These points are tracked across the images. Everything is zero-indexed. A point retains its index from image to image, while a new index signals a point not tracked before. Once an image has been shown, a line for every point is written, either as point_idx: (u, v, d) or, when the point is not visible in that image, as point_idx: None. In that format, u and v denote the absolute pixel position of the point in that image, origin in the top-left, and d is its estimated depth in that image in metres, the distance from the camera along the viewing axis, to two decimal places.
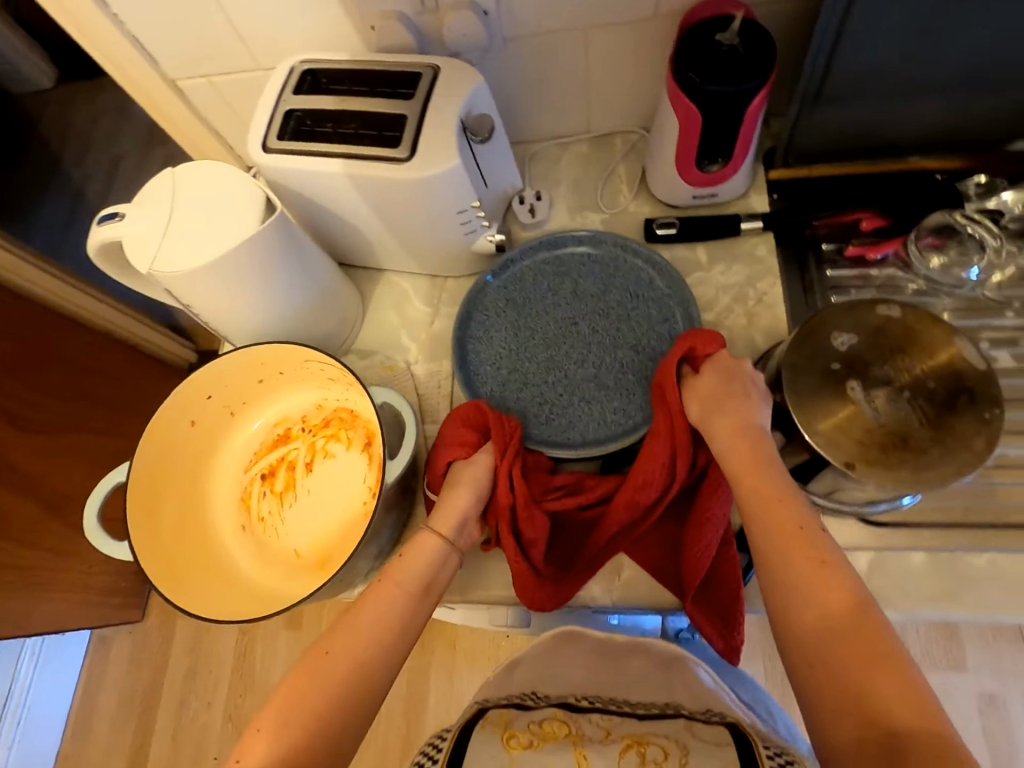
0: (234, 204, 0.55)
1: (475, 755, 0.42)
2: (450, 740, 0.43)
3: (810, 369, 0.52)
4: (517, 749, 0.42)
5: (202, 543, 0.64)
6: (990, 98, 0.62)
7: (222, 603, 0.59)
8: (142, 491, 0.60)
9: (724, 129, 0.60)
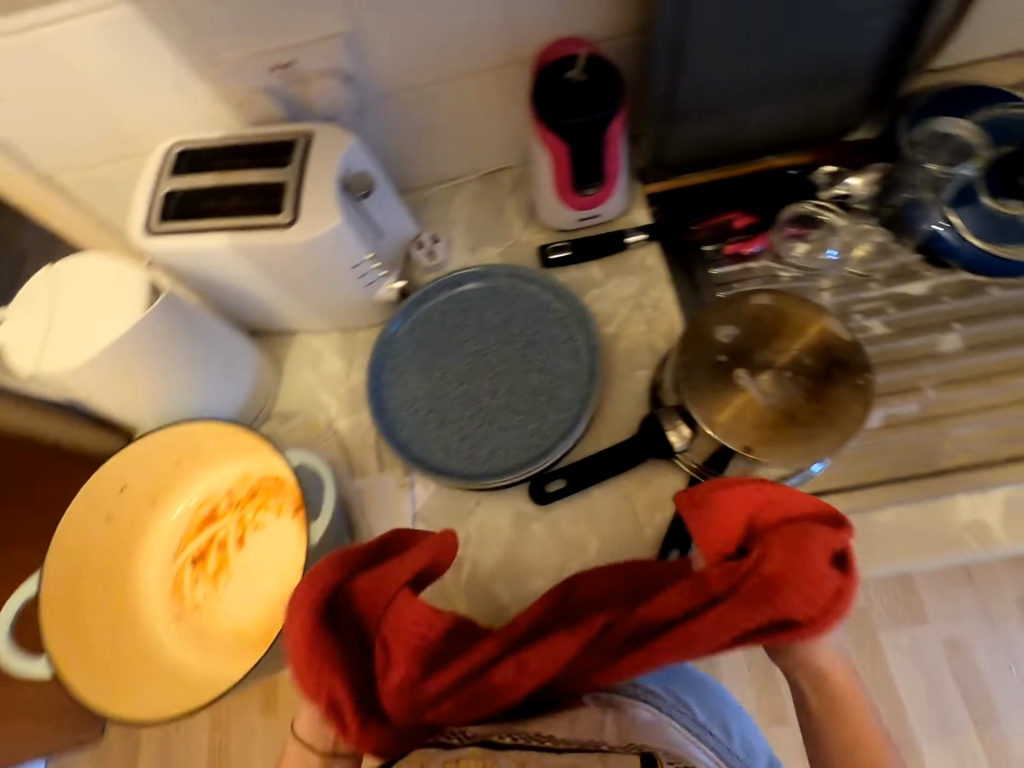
0: (120, 294, 0.55)
1: None
2: None
3: (702, 365, 0.55)
4: None
5: (135, 642, 0.61)
6: (820, 97, 0.68)
7: (159, 703, 0.57)
8: (59, 601, 0.57)
9: (590, 156, 0.65)
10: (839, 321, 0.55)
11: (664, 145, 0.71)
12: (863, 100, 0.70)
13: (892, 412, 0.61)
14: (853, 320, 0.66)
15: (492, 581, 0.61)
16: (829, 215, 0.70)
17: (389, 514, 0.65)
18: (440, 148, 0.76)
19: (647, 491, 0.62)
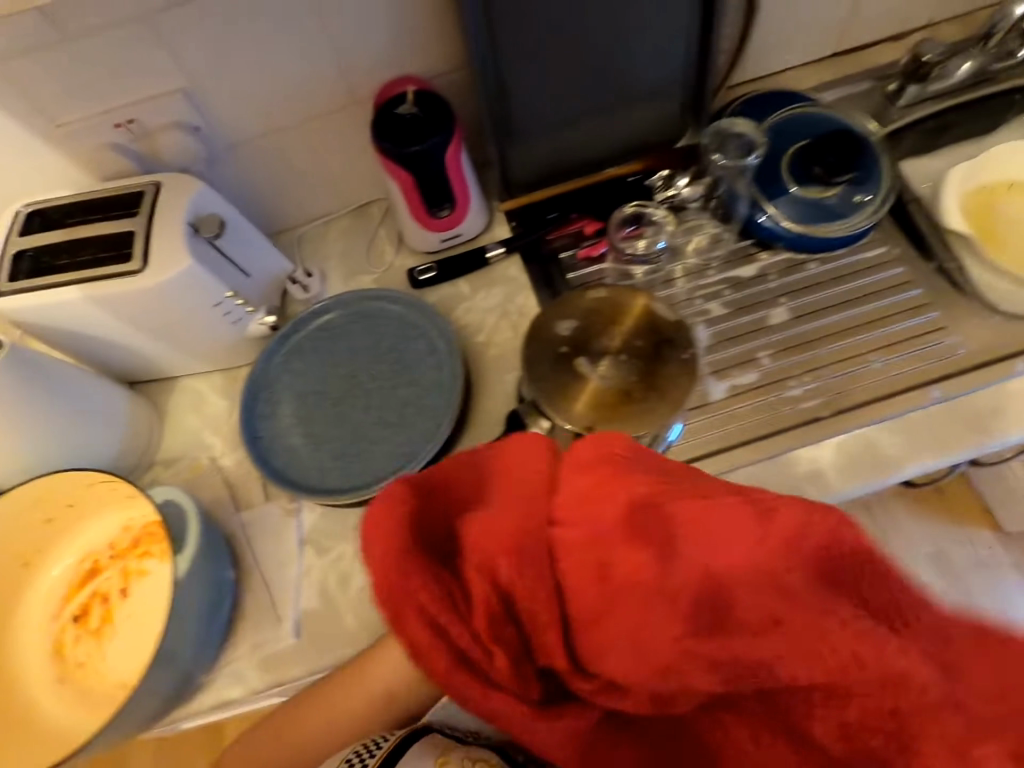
0: None
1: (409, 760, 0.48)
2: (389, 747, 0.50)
3: (545, 360, 0.59)
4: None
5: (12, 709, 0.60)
6: (641, 111, 0.76)
7: None
8: None
9: (435, 180, 0.69)
10: (666, 303, 0.60)
11: (510, 166, 0.77)
12: (682, 109, 0.77)
13: (735, 383, 0.67)
14: (696, 304, 0.72)
15: None
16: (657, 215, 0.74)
17: (275, 543, 0.65)
18: (305, 187, 0.79)
19: None
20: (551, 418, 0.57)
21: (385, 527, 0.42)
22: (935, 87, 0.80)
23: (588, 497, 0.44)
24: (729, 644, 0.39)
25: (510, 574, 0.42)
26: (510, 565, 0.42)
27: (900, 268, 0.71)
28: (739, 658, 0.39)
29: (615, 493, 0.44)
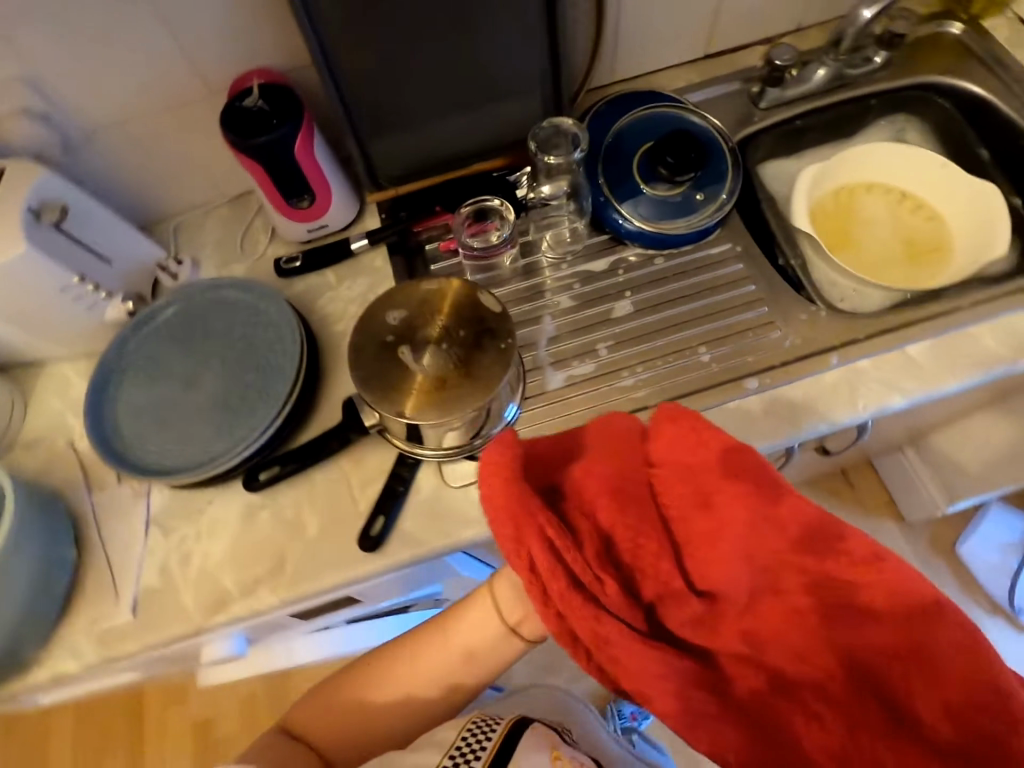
0: None
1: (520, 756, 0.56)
2: (496, 739, 0.57)
3: (370, 347, 0.61)
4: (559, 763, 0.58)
5: None
6: (500, 107, 0.78)
7: None
8: None
9: (287, 171, 0.71)
10: (493, 294, 0.63)
11: (374, 158, 0.79)
12: (542, 107, 0.80)
13: (572, 372, 0.70)
14: (546, 297, 0.76)
15: (218, 572, 0.65)
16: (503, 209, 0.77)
17: (121, 524, 0.67)
18: (176, 176, 0.81)
19: (361, 468, 0.68)
20: (370, 402, 0.60)
21: (491, 473, 0.49)
22: (792, 90, 0.84)
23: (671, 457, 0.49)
24: (846, 571, 0.43)
25: (609, 521, 0.47)
26: (624, 498, 0.48)
27: (740, 264, 0.75)
28: (827, 579, 0.44)
29: (682, 455, 0.49)
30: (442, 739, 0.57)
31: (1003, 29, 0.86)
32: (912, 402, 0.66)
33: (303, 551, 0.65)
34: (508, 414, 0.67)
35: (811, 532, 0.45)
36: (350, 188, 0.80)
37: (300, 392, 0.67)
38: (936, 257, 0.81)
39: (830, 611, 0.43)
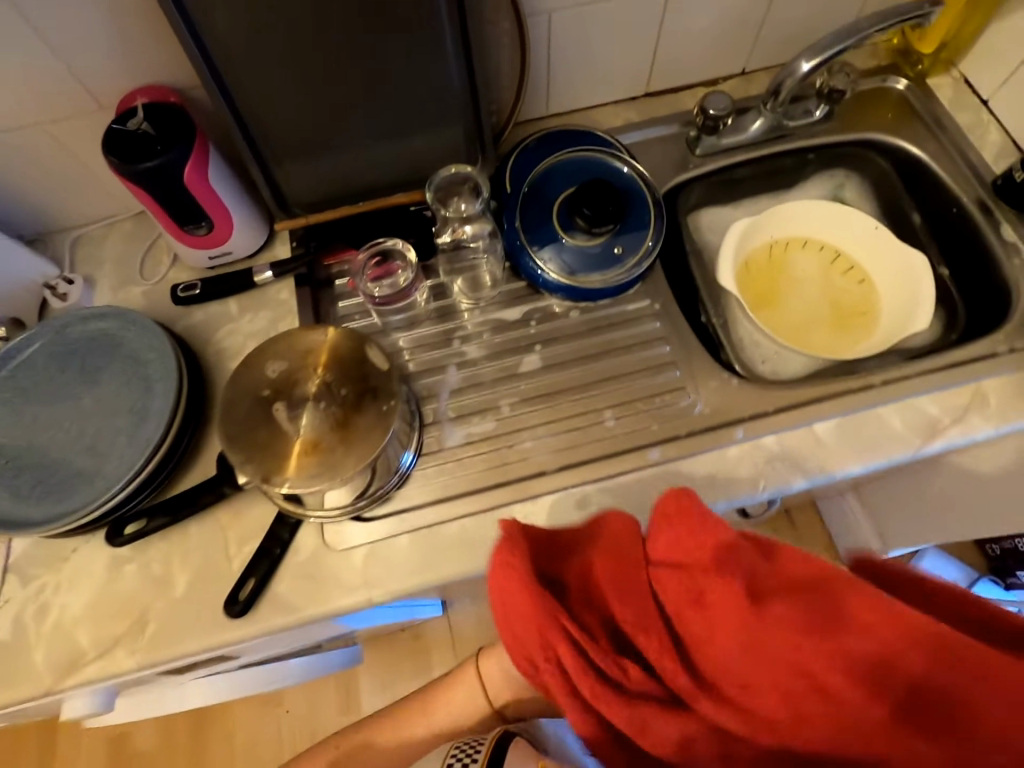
0: None
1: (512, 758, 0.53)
2: (486, 745, 0.54)
3: (243, 402, 0.57)
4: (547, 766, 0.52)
5: None
6: (419, 139, 0.74)
7: None
8: None
9: (177, 197, 0.66)
10: (383, 350, 0.60)
11: (283, 186, 0.74)
12: (464, 141, 0.75)
13: (472, 429, 0.68)
14: (454, 345, 0.73)
15: (76, 629, 0.61)
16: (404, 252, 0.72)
17: None
18: (70, 192, 0.75)
19: (239, 522, 0.64)
20: (233, 461, 0.56)
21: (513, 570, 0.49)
22: (728, 139, 0.81)
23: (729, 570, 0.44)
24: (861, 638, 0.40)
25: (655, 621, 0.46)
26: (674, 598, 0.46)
27: (655, 323, 0.72)
28: (880, 661, 0.40)
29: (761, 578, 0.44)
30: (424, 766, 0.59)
31: (945, 89, 0.84)
32: (813, 484, 0.64)
33: (167, 610, 0.61)
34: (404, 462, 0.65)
35: (877, 670, 0.40)
36: (256, 215, 0.75)
37: (175, 440, 0.63)
38: (861, 323, 0.79)
39: (928, 732, 0.38)
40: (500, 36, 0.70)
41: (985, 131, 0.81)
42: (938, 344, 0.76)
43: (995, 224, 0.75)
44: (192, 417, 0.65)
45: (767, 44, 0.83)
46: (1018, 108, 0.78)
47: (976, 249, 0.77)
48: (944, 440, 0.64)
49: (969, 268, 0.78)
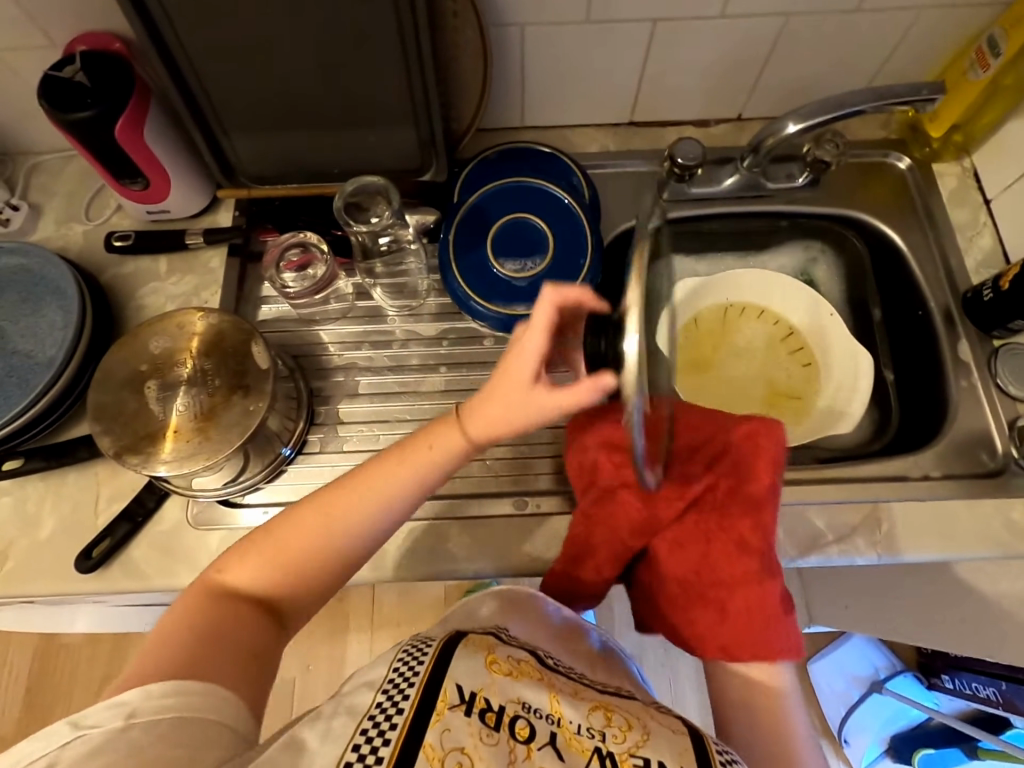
0: None
1: (458, 669, 0.44)
2: (427, 665, 0.44)
3: (118, 372, 0.59)
4: (498, 672, 0.45)
5: None
6: (369, 133, 0.72)
7: None
8: None
9: (107, 150, 0.65)
10: (266, 348, 0.61)
11: (230, 154, 0.73)
12: (416, 143, 0.73)
13: (354, 435, 0.68)
14: (364, 349, 0.73)
15: None
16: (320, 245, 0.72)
17: None
18: (23, 122, 0.76)
19: (113, 479, 0.66)
20: (94, 431, 0.57)
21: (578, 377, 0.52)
22: (699, 188, 0.77)
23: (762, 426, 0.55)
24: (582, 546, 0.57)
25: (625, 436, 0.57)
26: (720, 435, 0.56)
27: None
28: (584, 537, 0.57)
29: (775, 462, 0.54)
30: (371, 679, 0.44)
31: (950, 178, 0.77)
32: None
33: (28, 549, 0.64)
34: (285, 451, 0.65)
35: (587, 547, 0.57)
36: (199, 177, 0.75)
37: (60, 395, 0.64)
38: (792, 408, 0.76)
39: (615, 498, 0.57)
40: (463, 44, 0.67)
41: (976, 234, 0.74)
42: (863, 449, 0.74)
43: (952, 339, 0.71)
44: (87, 369, 0.66)
45: (766, 94, 0.77)
46: (1015, 218, 0.71)
47: (927, 360, 0.73)
48: (820, 556, 0.62)
49: (916, 377, 0.74)
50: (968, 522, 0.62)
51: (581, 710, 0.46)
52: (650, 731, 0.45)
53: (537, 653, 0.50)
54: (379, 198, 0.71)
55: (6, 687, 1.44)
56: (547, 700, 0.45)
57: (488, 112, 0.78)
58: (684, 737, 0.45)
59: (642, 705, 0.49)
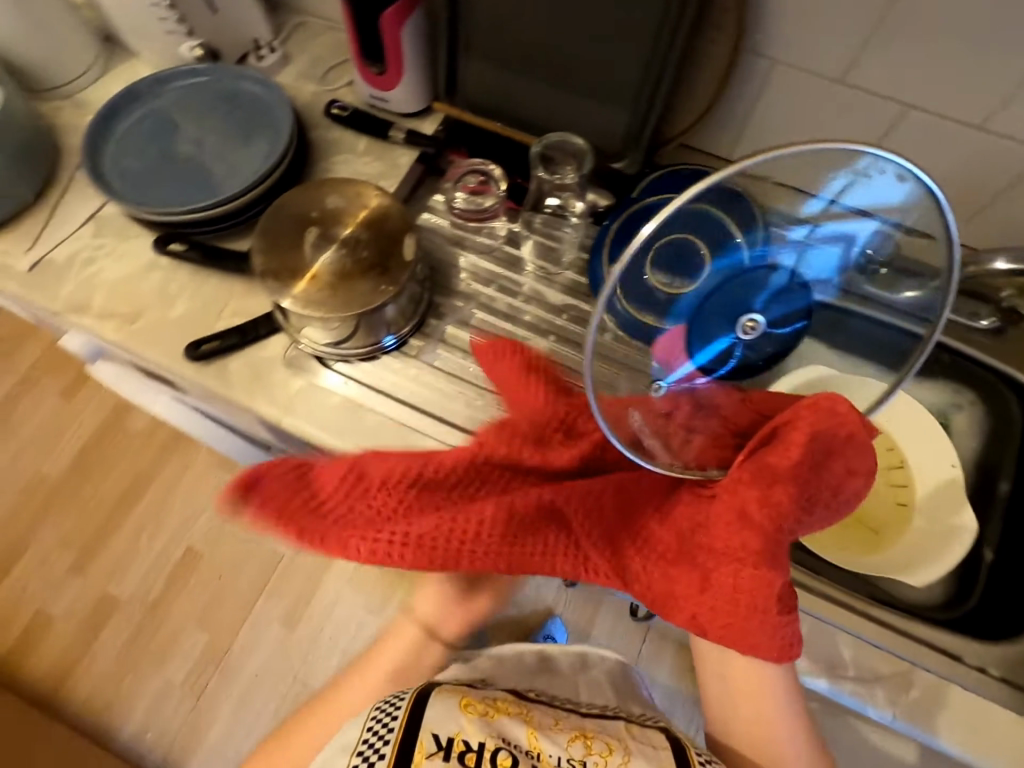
0: None
1: (438, 713, 0.58)
2: (403, 711, 0.58)
3: (290, 209, 0.66)
4: (473, 712, 0.59)
5: None
6: (586, 104, 0.75)
7: None
8: None
9: (370, 31, 0.73)
10: (417, 246, 0.65)
11: (460, 74, 0.79)
12: (623, 130, 0.75)
13: (449, 354, 0.72)
14: (492, 288, 0.76)
15: (99, 287, 0.74)
16: (501, 181, 0.77)
17: (77, 204, 0.78)
18: None
19: (242, 298, 0.73)
20: (254, 246, 0.64)
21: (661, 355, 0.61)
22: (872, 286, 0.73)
23: (844, 412, 0.55)
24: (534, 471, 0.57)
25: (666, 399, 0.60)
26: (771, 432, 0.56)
27: None
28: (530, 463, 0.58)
29: (817, 446, 0.54)
30: (349, 739, 0.57)
31: None
32: None
33: (156, 321, 0.72)
34: (386, 340, 0.70)
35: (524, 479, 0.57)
36: (426, 85, 0.81)
37: (238, 210, 0.72)
38: (865, 537, 0.71)
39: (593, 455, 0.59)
40: (713, 54, 0.68)
41: None
42: (924, 611, 0.68)
43: None
44: (267, 201, 0.74)
45: (986, 226, 0.72)
46: None
47: None
48: (830, 684, 0.58)
49: (1014, 570, 0.67)
50: (1006, 739, 0.56)
51: (560, 745, 0.58)
52: (630, 751, 0.58)
53: (515, 695, 0.65)
54: (571, 160, 0.75)
55: (70, 439, 1.64)
56: (525, 737, 0.58)
57: (700, 133, 0.78)
58: (665, 751, 0.59)
59: (622, 726, 0.62)
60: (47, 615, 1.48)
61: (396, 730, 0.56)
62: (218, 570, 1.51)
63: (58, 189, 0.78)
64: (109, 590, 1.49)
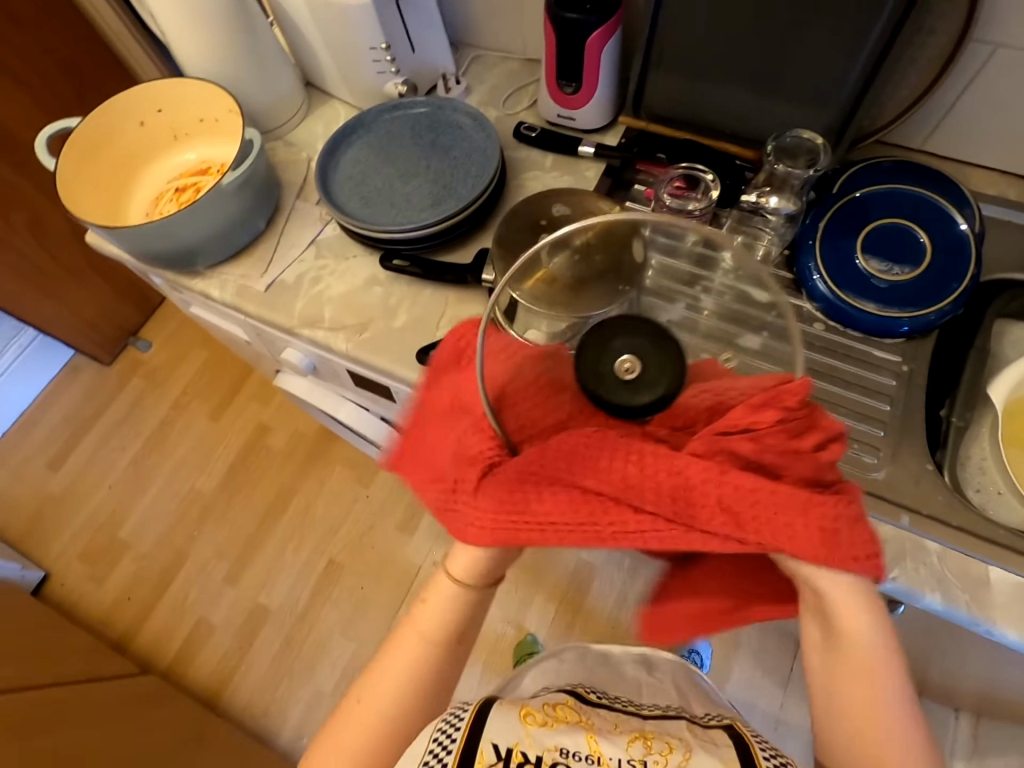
0: None
1: (497, 724, 0.53)
2: (463, 729, 0.52)
3: (521, 220, 0.73)
4: (532, 724, 0.54)
5: (114, 201, 0.88)
6: (781, 103, 0.76)
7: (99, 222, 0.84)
8: (82, 142, 0.84)
9: (572, 53, 0.78)
10: (645, 246, 0.71)
11: (647, 86, 0.82)
12: (821, 127, 0.76)
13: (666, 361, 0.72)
14: (696, 289, 0.77)
15: (326, 302, 0.81)
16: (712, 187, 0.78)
17: (299, 230, 0.86)
18: (495, 19, 0.92)
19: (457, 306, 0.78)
20: (493, 255, 0.72)
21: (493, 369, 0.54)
22: None
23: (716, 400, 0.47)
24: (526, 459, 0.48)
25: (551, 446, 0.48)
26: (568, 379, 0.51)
27: (892, 380, 0.70)
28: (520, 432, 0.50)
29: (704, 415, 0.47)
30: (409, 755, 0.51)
31: None
32: (948, 613, 0.60)
33: (382, 330, 0.78)
34: None
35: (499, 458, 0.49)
36: (612, 100, 0.85)
37: (451, 226, 0.78)
38: None
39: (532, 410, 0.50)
40: (930, 45, 0.69)
41: None
42: None
43: None
44: (480, 216, 0.80)
45: None
46: None
47: None
48: None
49: None
50: None
51: (620, 746, 0.53)
52: (691, 748, 0.53)
53: (576, 696, 0.61)
54: (802, 156, 0.74)
55: (219, 457, 1.76)
56: (585, 743, 0.53)
57: (901, 127, 0.78)
58: (729, 748, 0.52)
59: (684, 726, 0.56)
60: (207, 622, 1.57)
61: (456, 746, 0.51)
62: (359, 581, 1.56)
63: (282, 218, 0.87)
64: (260, 599, 1.58)
